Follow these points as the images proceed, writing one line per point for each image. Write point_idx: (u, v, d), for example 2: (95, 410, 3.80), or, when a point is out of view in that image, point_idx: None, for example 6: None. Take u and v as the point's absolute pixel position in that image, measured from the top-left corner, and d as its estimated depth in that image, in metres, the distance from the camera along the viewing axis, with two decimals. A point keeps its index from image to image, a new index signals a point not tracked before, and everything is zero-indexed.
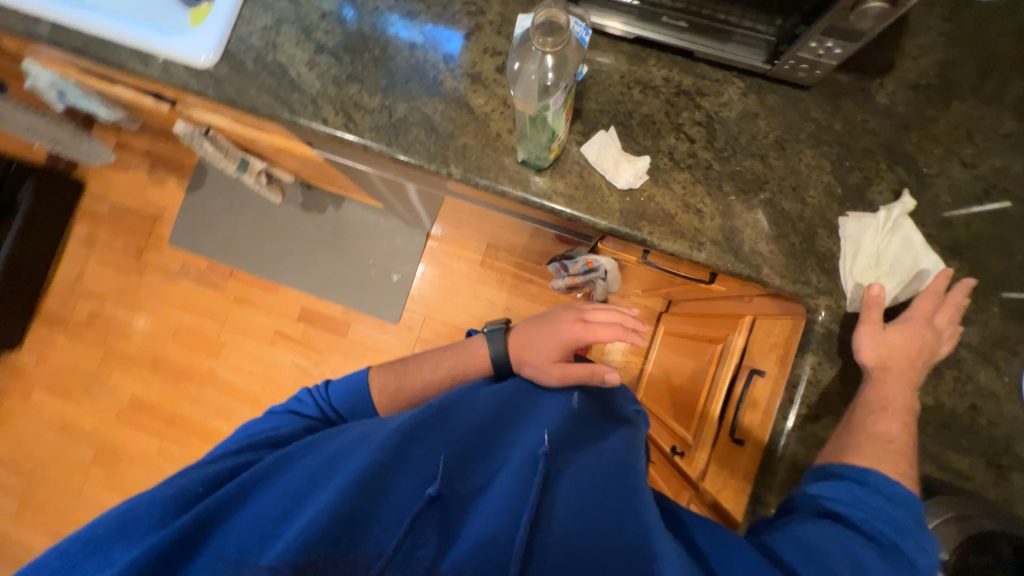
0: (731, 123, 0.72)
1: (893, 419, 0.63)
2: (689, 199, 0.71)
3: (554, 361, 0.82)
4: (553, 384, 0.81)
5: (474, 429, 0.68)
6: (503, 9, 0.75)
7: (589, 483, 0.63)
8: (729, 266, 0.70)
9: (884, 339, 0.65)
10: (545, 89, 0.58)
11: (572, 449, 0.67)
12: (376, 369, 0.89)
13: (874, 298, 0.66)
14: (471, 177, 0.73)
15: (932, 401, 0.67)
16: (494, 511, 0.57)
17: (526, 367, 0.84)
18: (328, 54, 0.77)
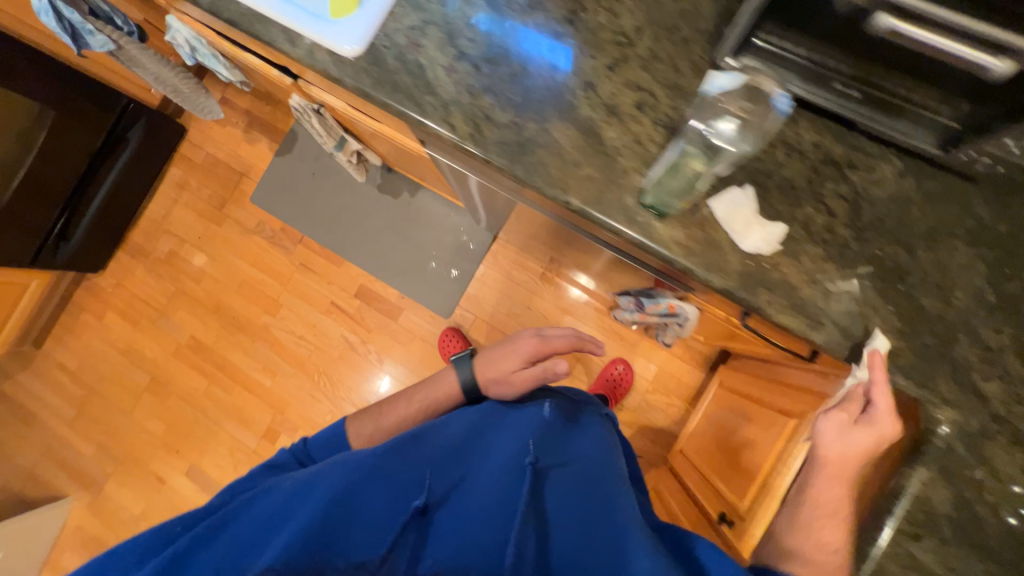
0: (879, 204, 0.67)
1: (839, 529, 0.64)
2: (817, 275, 0.67)
3: (514, 373, 0.93)
4: (516, 396, 0.92)
5: (455, 456, 0.81)
6: (653, 45, 0.73)
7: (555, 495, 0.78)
8: (848, 354, 0.65)
9: (849, 436, 0.63)
10: (714, 149, 0.63)
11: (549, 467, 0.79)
12: (353, 419, 1.00)
13: (856, 393, 0.65)
14: (589, 211, 0.72)
15: None
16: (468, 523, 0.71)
17: (493, 387, 0.95)
18: (468, 62, 0.77)
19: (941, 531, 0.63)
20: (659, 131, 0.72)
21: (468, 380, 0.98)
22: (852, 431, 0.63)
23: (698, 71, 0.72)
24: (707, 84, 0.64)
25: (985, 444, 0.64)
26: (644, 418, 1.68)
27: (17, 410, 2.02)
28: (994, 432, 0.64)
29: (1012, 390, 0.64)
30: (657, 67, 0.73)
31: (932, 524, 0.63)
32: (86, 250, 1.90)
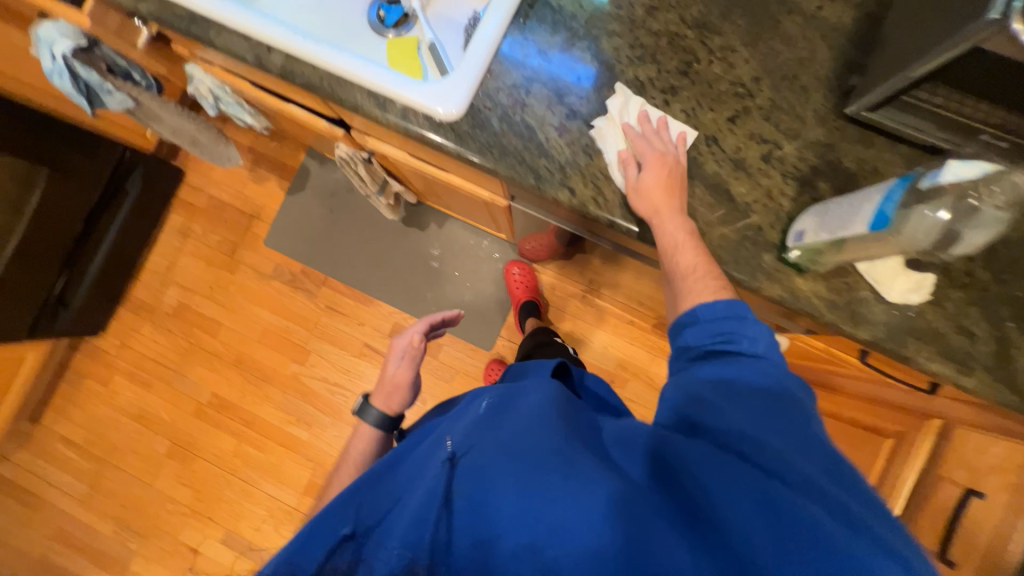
0: (1012, 245, 0.68)
1: (707, 284, 0.65)
2: (962, 320, 0.67)
3: (402, 372, 1.07)
4: (410, 381, 1.07)
5: (386, 484, 0.63)
6: (773, 95, 0.71)
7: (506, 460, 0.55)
8: (1000, 397, 0.66)
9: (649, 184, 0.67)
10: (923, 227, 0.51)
11: (467, 442, 0.60)
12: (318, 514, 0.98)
13: (626, 156, 0.69)
14: (727, 271, 0.70)
15: None
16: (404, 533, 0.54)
17: (396, 398, 1.06)
18: (581, 121, 0.73)
19: None
20: (789, 184, 0.70)
21: (384, 413, 1.05)
22: (647, 175, 0.67)
23: (823, 119, 0.71)
24: (944, 167, 0.48)
25: None
26: None
27: (18, 494, 1.83)
28: None
29: None
30: (781, 117, 0.71)
31: None
32: (86, 313, 1.74)
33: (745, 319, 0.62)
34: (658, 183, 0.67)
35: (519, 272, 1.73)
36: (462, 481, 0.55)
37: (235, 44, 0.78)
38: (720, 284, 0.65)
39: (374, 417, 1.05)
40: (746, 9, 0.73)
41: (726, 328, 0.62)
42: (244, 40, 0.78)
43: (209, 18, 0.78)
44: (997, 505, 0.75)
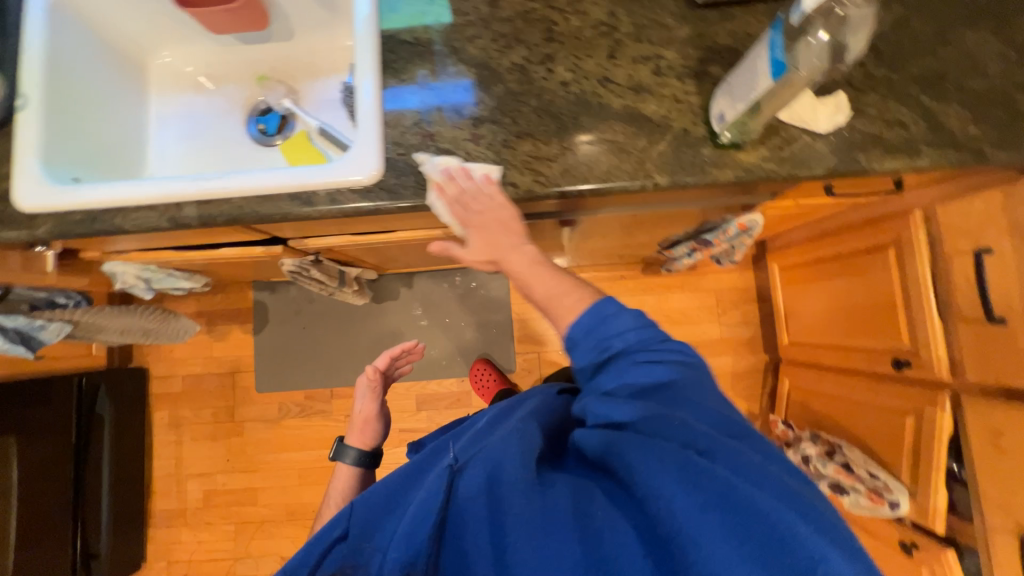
0: (886, 36, 0.75)
1: (578, 299, 0.68)
2: (888, 115, 0.73)
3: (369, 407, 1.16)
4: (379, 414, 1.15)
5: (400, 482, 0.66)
6: (632, 19, 0.77)
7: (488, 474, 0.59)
8: (952, 160, 0.71)
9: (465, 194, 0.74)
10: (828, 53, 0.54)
11: (467, 453, 0.65)
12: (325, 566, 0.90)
13: None
14: (681, 180, 0.73)
15: None
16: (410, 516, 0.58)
17: (369, 431, 1.13)
18: (488, 122, 0.76)
19: None
20: (687, 82, 0.75)
21: (356, 453, 1.10)
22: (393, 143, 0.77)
23: (683, 17, 0.76)
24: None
25: None
26: (731, 338, 1.74)
27: None
28: None
29: None
30: (649, 33, 0.76)
31: None
32: (120, 552, 1.62)
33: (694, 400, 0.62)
34: (483, 244, 0.73)
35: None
36: (464, 485, 0.58)
37: (144, 217, 0.77)
38: (581, 298, 0.68)
39: (351, 459, 1.10)
40: None
41: (602, 336, 0.64)
42: (151, 211, 0.77)
43: (108, 208, 0.77)
44: (1006, 251, 0.81)
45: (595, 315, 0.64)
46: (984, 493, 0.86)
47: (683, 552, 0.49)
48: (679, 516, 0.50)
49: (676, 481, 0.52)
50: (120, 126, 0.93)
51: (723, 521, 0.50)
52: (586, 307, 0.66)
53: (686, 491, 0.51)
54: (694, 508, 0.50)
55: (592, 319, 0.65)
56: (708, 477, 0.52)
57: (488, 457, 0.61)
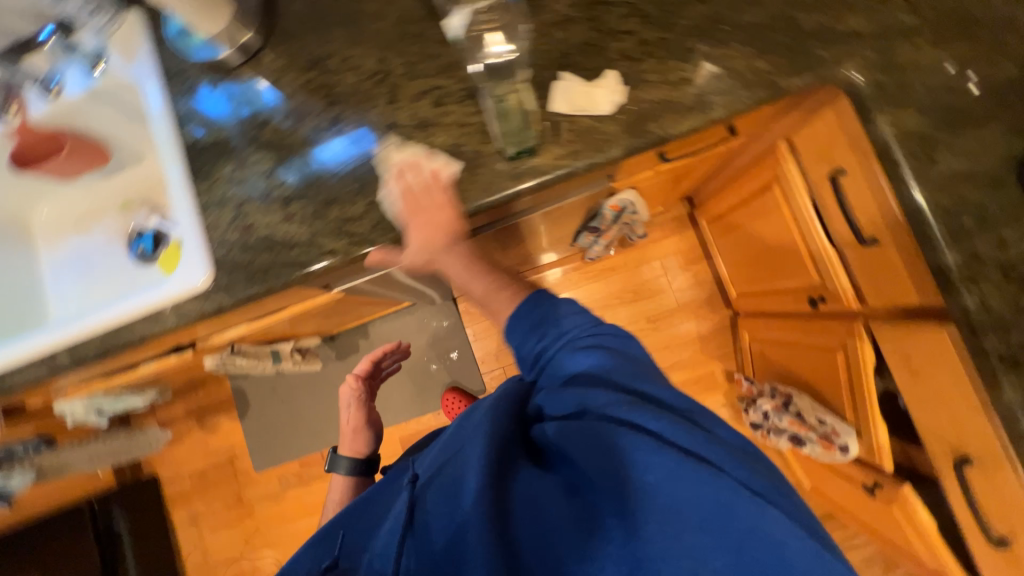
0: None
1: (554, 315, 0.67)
2: (671, 76, 0.70)
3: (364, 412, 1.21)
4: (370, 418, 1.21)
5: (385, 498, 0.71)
6: (403, 59, 0.77)
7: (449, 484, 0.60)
8: (745, 102, 0.68)
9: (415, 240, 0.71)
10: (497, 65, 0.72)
11: (439, 454, 0.66)
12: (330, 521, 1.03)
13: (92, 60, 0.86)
14: (484, 203, 0.71)
15: (996, 75, 0.66)
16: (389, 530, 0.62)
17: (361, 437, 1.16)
18: (296, 199, 0.78)
19: (936, 141, 0.65)
20: (468, 104, 0.74)
21: (350, 461, 1.12)
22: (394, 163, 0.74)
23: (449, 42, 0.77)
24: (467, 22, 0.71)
25: (893, 50, 0.67)
26: (689, 302, 1.69)
27: None
28: (885, 46, 0.67)
29: (863, 12, 0.69)
30: (422, 69, 0.77)
31: (925, 142, 0.65)
32: None
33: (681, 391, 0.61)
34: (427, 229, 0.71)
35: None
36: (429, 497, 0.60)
37: (32, 371, 0.84)
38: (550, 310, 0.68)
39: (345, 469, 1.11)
40: (338, 27, 0.81)
41: (546, 327, 0.66)
42: (32, 364, 0.84)
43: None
44: (855, 168, 0.76)
45: (532, 304, 0.68)
46: (917, 420, 0.81)
47: (648, 538, 0.49)
48: (648, 512, 0.50)
49: (653, 471, 0.51)
50: (14, 287, 1.01)
51: (698, 512, 0.49)
52: (525, 299, 0.69)
53: (660, 483, 0.51)
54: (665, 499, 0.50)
55: (540, 313, 0.67)
56: (686, 469, 0.51)
57: (456, 460, 0.62)
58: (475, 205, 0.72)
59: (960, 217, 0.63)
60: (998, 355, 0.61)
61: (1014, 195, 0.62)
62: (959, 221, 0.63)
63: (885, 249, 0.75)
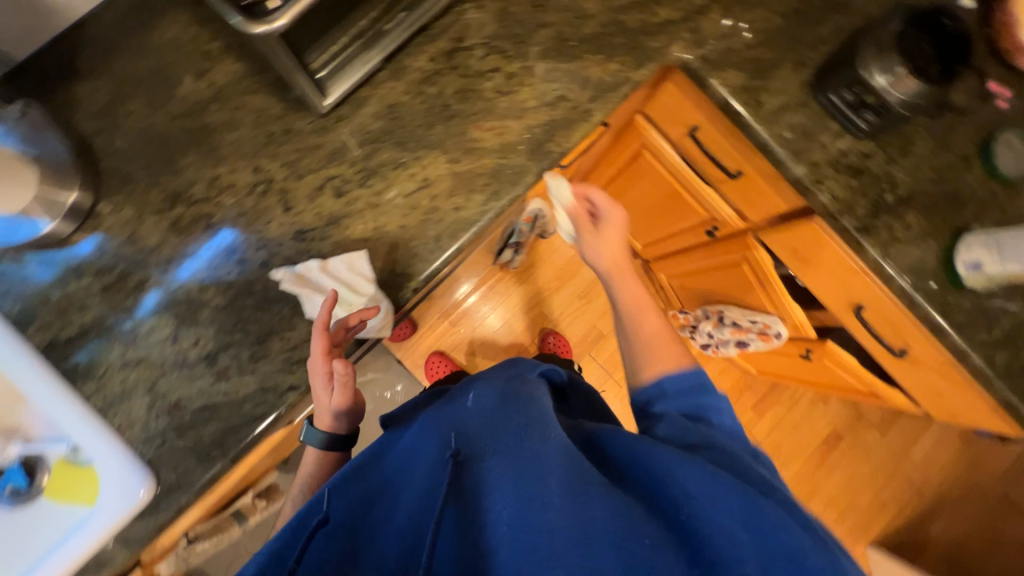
0: (499, 33, 0.76)
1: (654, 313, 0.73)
2: (547, 97, 0.76)
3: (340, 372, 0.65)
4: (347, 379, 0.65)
5: (371, 489, 0.56)
6: (279, 160, 0.71)
7: (498, 466, 0.49)
8: (615, 102, 0.77)
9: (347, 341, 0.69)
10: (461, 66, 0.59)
11: (475, 424, 0.56)
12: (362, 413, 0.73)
13: None
14: (430, 272, 0.72)
15: (775, 27, 0.82)
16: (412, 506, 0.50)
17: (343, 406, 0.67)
18: (223, 350, 0.67)
19: (756, 87, 0.81)
20: (371, 182, 0.72)
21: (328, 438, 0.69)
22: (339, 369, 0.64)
23: (324, 128, 0.72)
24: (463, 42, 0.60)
25: (701, 27, 0.80)
26: None
27: None
28: (695, 26, 0.80)
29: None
30: (303, 165, 0.71)
31: (749, 89, 0.80)
32: None
33: (710, 390, 0.62)
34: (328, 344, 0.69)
35: (557, 338, 1.75)
36: (471, 471, 0.50)
37: None
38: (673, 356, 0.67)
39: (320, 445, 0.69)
40: (183, 148, 0.70)
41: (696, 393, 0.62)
42: None
43: None
44: (705, 122, 0.90)
45: (693, 379, 0.63)
46: (816, 292, 1.02)
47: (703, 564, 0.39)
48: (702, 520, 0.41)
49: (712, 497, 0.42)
50: None
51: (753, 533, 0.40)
52: (673, 367, 0.65)
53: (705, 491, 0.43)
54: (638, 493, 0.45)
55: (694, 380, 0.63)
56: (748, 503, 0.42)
57: (486, 449, 0.52)
58: (485, 226, 0.73)
59: (793, 140, 0.81)
60: (852, 228, 0.80)
61: (818, 111, 0.81)
62: (793, 143, 0.81)
63: (748, 177, 0.92)
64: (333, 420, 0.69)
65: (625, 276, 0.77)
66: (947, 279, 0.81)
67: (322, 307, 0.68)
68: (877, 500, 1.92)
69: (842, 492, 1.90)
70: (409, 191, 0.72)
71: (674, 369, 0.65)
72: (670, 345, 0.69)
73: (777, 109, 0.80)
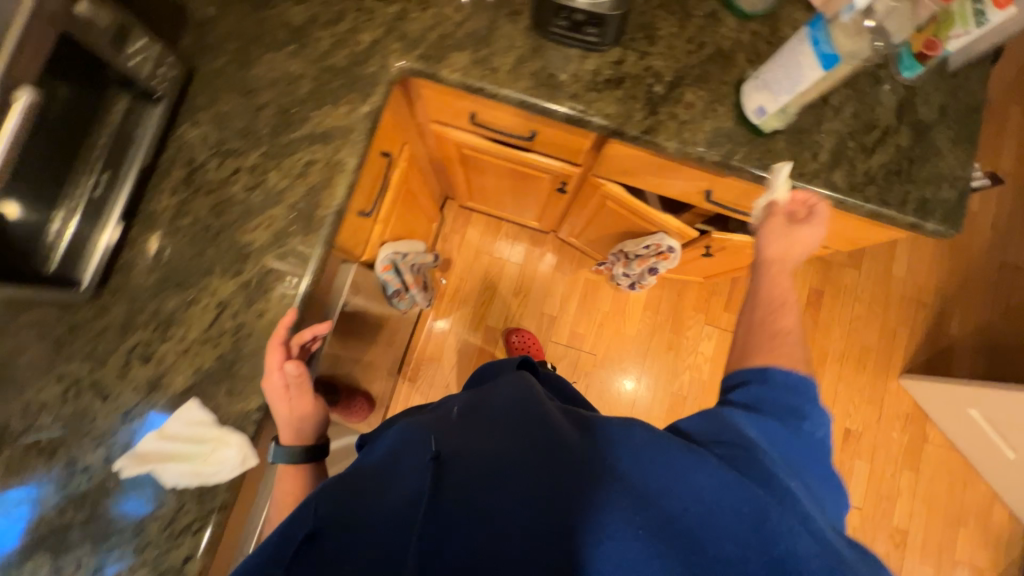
0: (224, 136, 0.76)
1: (789, 313, 0.67)
2: (296, 169, 0.75)
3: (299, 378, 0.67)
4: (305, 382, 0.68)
5: (350, 484, 0.49)
6: (77, 358, 0.70)
7: (500, 466, 0.47)
8: (361, 140, 0.76)
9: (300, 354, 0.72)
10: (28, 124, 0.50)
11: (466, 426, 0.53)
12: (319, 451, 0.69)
13: None
14: (264, 385, 0.70)
15: None
16: (396, 505, 0.45)
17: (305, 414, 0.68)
18: (106, 558, 0.66)
19: (486, 55, 0.80)
20: (171, 332, 0.71)
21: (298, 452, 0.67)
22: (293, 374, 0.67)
23: (103, 307, 0.71)
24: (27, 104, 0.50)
25: (408, 30, 0.80)
26: (523, 254, 1.83)
27: None
28: (401, 32, 0.80)
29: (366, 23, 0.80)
30: (101, 350, 0.71)
31: (481, 60, 0.79)
32: None
33: (816, 403, 0.57)
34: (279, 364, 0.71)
35: (520, 335, 1.73)
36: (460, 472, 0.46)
37: None
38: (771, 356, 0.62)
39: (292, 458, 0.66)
40: None
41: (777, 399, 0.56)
42: None
43: None
44: (474, 106, 0.89)
45: (785, 385, 0.56)
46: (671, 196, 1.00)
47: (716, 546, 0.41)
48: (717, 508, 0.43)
49: (729, 480, 0.45)
50: None
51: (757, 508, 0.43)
52: (792, 367, 0.60)
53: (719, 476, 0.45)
54: (637, 484, 0.45)
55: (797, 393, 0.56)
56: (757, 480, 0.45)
57: (479, 449, 0.49)
58: (295, 317, 0.72)
59: (545, 83, 0.79)
60: (640, 133, 0.78)
61: (554, 46, 0.80)
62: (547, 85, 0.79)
63: (541, 132, 0.91)
64: (298, 432, 0.68)
65: (782, 277, 0.70)
66: (753, 133, 0.79)
67: (175, 472, 0.66)
68: (886, 331, 1.87)
69: (850, 341, 1.86)
70: (209, 321, 0.71)
71: (790, 368, 0.59)
72: (773, 344, 0.64)
73: (515, 65, 0.79)
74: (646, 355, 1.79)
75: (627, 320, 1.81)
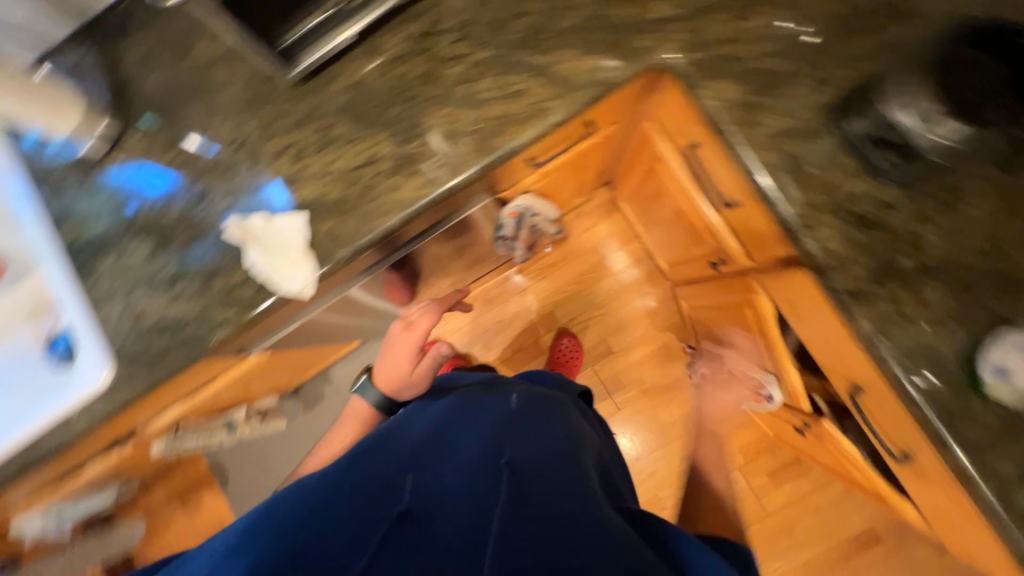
0: (475, 21, 0.75)
1: None
2: (508, 90, 0.73)
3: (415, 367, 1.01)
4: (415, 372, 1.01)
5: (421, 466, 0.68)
6: (256, 121, 0.79)
7: (553, 493, 0.63)
8: (579, 103, 0.71)
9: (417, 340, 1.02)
10: None
11: (520, 449, 0.70)
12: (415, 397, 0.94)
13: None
14: (357, 246, 0.74)
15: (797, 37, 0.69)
16: (462, 494, 0.62)
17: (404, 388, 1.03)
18: (182, 277, 0.79)
19: (755, 104, 0.69)
20: (325, 152, 0.77)
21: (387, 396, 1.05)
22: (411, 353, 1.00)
23: (298, 97, 0.78)
24: None
25: (701, 29, 0.70)
26: (631, 280, 1.73)
27: None
28: (693, 26, 0.71)
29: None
30: (274, 128, 0.78)
31: (745, 105, 0.69)
32: None
33: None
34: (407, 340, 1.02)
35: (570, 341, 1.71)
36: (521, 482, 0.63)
37: None
38: None
39: (372, 401, 1.07)
40: (189, 101, 0.82)
41: None
42: None
43: None
44: (702, 139, 0.79)
45: None
46: (816, 359, 0.85)
47: None
48: None
49: None
50: None
51: None
52: None
53: None
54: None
55: None
56: None
57: (537, 475, 0.65)
58: (417, 210, 0.74)
59: (790, 172, 0.67)
60: (842, 291, 0.65)
61: (832, 143, 0.67)
62: (790, 176, 0.67)
63: (743, 209, 0.79)
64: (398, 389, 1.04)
65: None
66: (967, 383, 0.62)
67: (258, 257, 0.76)
68: None
69: None
70: (356, 165, 0.76)
71: None
72: None
73: (775, 133, 0.67)
74: (663, 447, 1.68)
75: (671, 406, 1.69)
